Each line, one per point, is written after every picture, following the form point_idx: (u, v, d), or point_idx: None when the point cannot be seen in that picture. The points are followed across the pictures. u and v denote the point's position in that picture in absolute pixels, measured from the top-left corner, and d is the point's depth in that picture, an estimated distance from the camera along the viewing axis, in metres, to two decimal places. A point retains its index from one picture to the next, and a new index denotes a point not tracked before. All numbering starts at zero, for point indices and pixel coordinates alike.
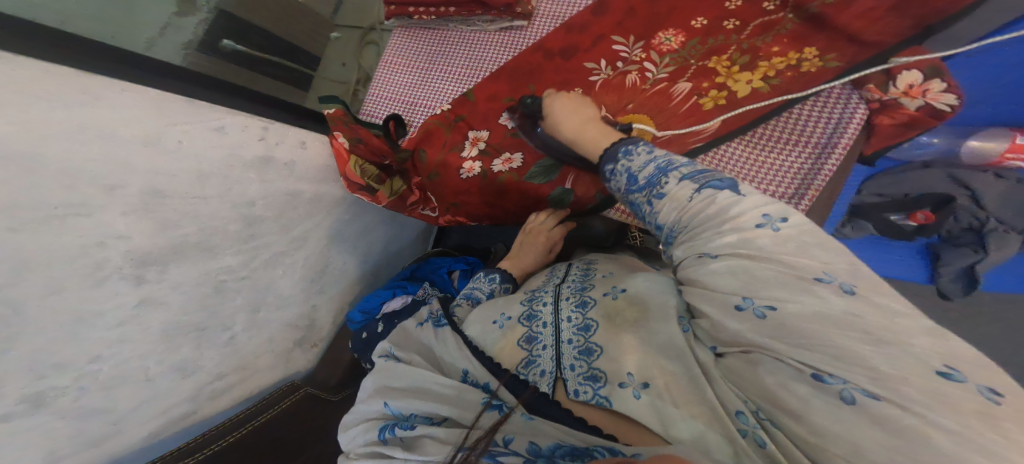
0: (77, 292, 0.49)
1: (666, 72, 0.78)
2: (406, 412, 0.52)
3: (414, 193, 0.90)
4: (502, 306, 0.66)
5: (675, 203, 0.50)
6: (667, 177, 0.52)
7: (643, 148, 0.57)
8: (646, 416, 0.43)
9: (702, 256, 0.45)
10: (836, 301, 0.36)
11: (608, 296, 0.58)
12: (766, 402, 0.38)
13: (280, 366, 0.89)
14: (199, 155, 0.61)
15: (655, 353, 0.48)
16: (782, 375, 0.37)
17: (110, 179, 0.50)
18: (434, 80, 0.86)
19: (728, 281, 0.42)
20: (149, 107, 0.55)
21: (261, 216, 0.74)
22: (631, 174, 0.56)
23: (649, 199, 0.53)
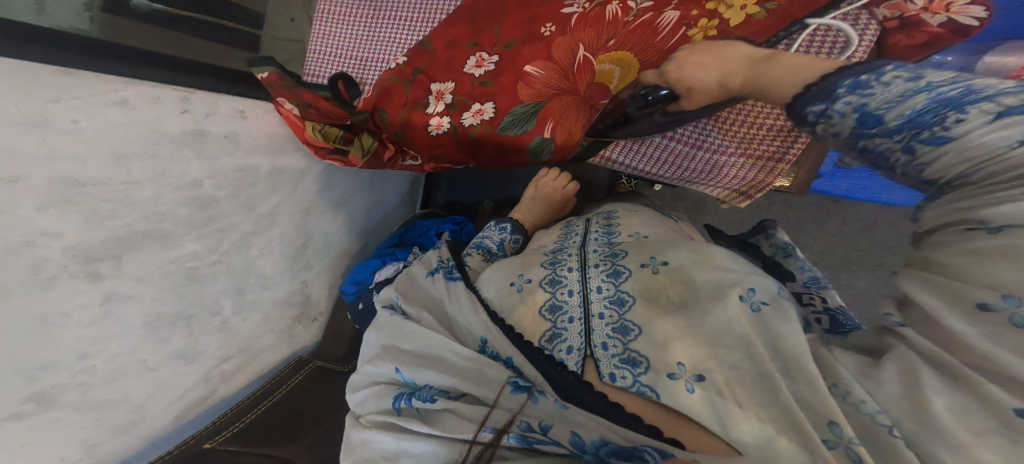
0: (25, 296, 0.42)
1: (649, 1, 0.55)
2: (420, 382, 0.44)
3: (389, 149, 0.70)
4: (518, 266, 0.54)
5: (982, 150, 0.23)
6: (968, 109, 0.23)
7: (884, 73, 0.27)
8: (699, 412, 0.34)
9: (967, 231, 0.24)
10: None
11: (646, 268, 0.45)
12: (913, 421, 0.24)
13: (285, 343, 0.83)
14: (110, 135, 0.47)
15: (705, 339, 0.37)
16: (981, 424, 0.21)
17: (8, 171, 0.39)
18: (381, 29, 0.65)
19: (1003, 271, 0.22)
20: (12, 81, 0.39)
21: (214, 197, 0.61)
22: (864, 113, 0.27)
23: (908, 146, 0.26)
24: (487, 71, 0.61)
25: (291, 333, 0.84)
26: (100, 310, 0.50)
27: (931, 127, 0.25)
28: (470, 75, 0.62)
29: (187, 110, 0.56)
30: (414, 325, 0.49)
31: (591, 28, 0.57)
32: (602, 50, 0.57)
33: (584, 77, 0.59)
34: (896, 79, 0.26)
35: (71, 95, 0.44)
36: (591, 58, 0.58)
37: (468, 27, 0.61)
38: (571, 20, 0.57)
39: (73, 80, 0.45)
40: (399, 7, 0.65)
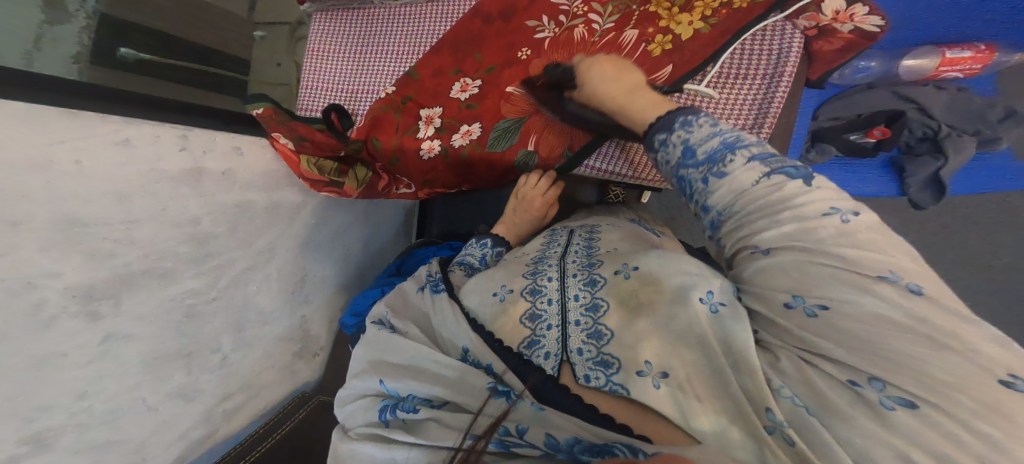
0: (24, 337, 0.42)
1: (611, 21, 0.61)
2: (404, 392, 0.45)
3: (382, 178, 0.73)
4: (501, 277, 0.56)
5: (738, 185, 0.37)
6: (734, 154, 0.38)
7: (699, 119, 0.42)
8: (664, 406, 0.37)
9: (751, 253, 0.37)
10: (902, 302, 0.29)
11: (618, 275, 0.49)
12: (816, 402, 0.31)
13: (286, 380, 0.82)
14: (113, 175, 0.49)
15: (671, 341, 0.40)
16: (846, 397, 0.30)
17: (14, 212, 0.40)
18: (368, 63, 0.70)
19: (783, 279, 0.34)
20: (22, 123, 0.40)
21: (212, 233, 0.62)
22: (687, 146, 0.41)
23: (706, 176, 0.39)
24: (471, 94, 0.64)
25: (291, 369, 0.83)
26: (99, 350, 0.50)
27: (723, 163, 0.39)
28: (456, 100, 0.64)
29: (186, 147, 0.58)
30: (400, 337, 0.51)
31: (562, 49, 0.62)
32: None
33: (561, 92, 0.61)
34: (705, 126, 0.41)
35: (76, 136, 0.45)
36: None
37: (452, 55, 0.65)
38: (543, 44, 0.62)
39: (77, 121, 0.46)
40: (385, 42, 0.69)
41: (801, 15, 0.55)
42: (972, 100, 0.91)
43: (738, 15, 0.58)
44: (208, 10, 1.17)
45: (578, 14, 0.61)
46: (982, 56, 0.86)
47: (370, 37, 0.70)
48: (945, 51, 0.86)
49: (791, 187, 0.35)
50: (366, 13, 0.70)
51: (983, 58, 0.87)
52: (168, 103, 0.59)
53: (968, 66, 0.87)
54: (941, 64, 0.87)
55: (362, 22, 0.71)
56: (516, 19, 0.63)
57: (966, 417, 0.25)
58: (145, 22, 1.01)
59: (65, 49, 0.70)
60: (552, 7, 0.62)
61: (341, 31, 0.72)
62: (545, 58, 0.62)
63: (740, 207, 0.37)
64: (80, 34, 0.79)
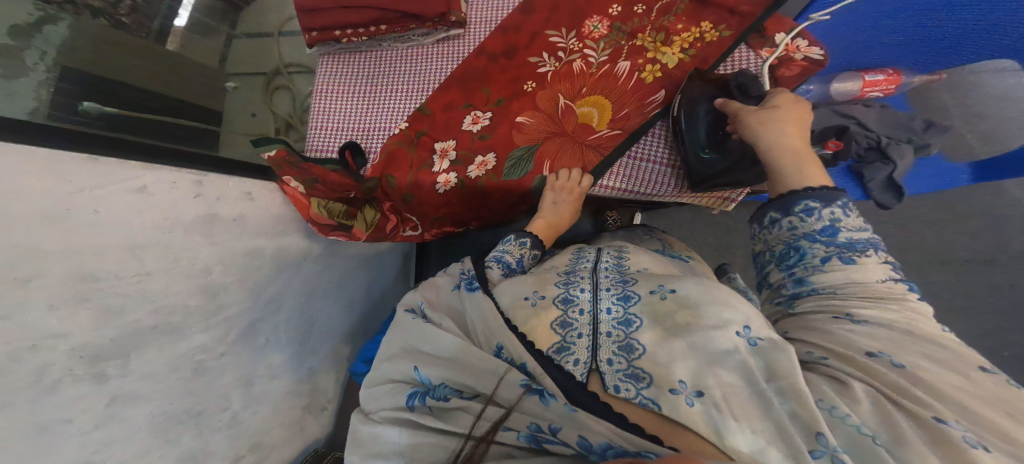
0: (28, 401, 0.39)
1: (605, 55, 0.64)
2: (434, 382, 0.53)
3: (391, 219, 0.70)
4: (534, 280, 0.58)
5: (860, 274, 0.45)
6: (871, 251, 0.46)
7: (852, 210, 0.48)
8: (695, 422, 0.41)
9: (835, 317, 0.45)
10: (990, 386, 0.36)
11: (654, 294, 0.52)
12: (884, 432, 0.36)
13: (296, 437, 0.74)
14: (125, 224, 0.46)
15: (710, 362, 0.44)
16: (924, 435, 0.35)
17: (21, 270, 0.38)
18: (370, 104, 0.68)
19: (869, 340, 0.41)
20: (42, 175, 0.40)
21: (222, 284, 0.59)
22: (834, 225, 0.47)
23: (832, 255, 0.47)
24: (483, 126, 0.64)
25: (302, 425, 0.75)
26: (104, 414, 0.46)
27: (853, 251, 0.46)
28: (469, 132, 0.65)
29: (200, 193, 0.56)
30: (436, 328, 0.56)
31: (565, 81, 0.64)
32: (578, 97, 0.64)
33: (569, 119, 0.64)
34: (853, 218, 0.48)
35: (93, 184, 0.44)
36: (571, 104, 0.64)
37: (461, 90, 0.66)
38: (547, 77, 0.65)
39: (98, 168, 0.45)
40: (391, 80, 0.68)
41: (764, 46, 0.62)
42: (898, 114, 0.89)
43: (710, 46, 0.63)
44: (178, 59, 1.17)
45: (575, 50, 0.65)
46: (895, 77, 0.88)
47: (374, 76, 0.68)
48: (863, 75, 0.88)
49: (907, 294, 0.44)
50: (368, 53, 0.68)
51: (895, 80, 0.89)
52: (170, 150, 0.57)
53: (884, 87, 0.89)
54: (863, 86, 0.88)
55: (364, 62, 0.69)
56: (519, 57, 0.66)
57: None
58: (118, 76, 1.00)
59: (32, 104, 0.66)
60: (550, 44, 0.65)
61: (340, 71, 0.69)
62: (550, 91, 0.64)
63: (845, 292, 0.46)
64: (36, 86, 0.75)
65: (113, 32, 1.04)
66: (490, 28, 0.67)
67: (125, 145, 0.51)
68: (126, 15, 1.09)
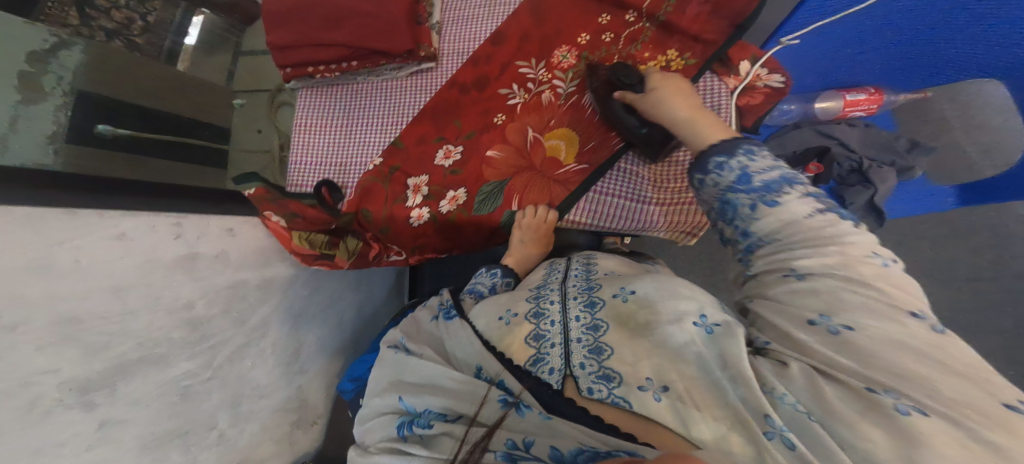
0: (20, 435, 0.42)
1: (574, 85, 0.64)
2: (420, 407, 0.50)
3: (374, 246, 0.71)
4: (506, 301, 0.60)
5: (789, 216, 0.44)
6: (791, 188, 0.45)
7: (762, 150, 0.48)
8: (664, 417, 0.43)
9: (784, 276, 0.43)
10: (923, 334, 0.35)
11: (616, 298, 0.54)
12: (818, 407, 0.36)
13: (284, 452, 0.78)
14: (106, 270, 0.50)
15: (671, 359, 0.46)
16: (858, 407, 0.35)
17: (9, 317, 0.41)
18: (347, 136, 0.69)
19: (812, 300, 0.40)
20: (24, 230, 0.42)
21: (205, 316, 0.62)
22: (746, 172, 0.47)
23: (757, 202, 0.45)
24: (455, 161, 0.65)
25: (290, 440, 0.79)
26: (95, 437, 0.49)
27: (776, 192, 0.45)
28: (441, 167, 0.65)
29: (180, 235, 0.59)
30: (417, 358, 0.55)
31: (534, 113, 0.64)
32: (547, 129, 0.63)
33: (537, 153, 0.64)
34: (767, 159, 0.47)
35: (74, 235, 0.47)
36: (540, 137, 0.64)
37: (433, 123, 0.66)
38: (516, 109, 0.65)
39: (77, 220, 0.48)
40: (366, 113, 0.69)
41: (729, 75, 0.62)
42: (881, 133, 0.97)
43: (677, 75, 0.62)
44: (195, 93, 1.19)
45: (544, 80, 0.65)
46: (876, 97, 0.98)
47: (349, 108, 0.69)
48: (845, 94, 0.98)
49: (846, 225, 0.42)
50: (342, 86, 0.70)
51: (877, 99, 0.99)
52: (156, 190, 0.60)
53: (866, 106, 0.98)
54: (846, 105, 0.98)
55: (339, 95, 0.70)
56: (489, 88, 0.66)
57: (971, 424, 0.30)
58: (133, 99, 1.01)
59: (30, 141, 0.69)
60: (519, 75, 0.65)
61: (317, 105, 0.70)
62: (518, 123, 0.64)
63: (787, 238, 0.43)
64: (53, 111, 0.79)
65: (132, 62, 1.06)
66: (461, 60, 0.67)
67: (105, 187, 0.54)
68: (139, 36, 1.16)
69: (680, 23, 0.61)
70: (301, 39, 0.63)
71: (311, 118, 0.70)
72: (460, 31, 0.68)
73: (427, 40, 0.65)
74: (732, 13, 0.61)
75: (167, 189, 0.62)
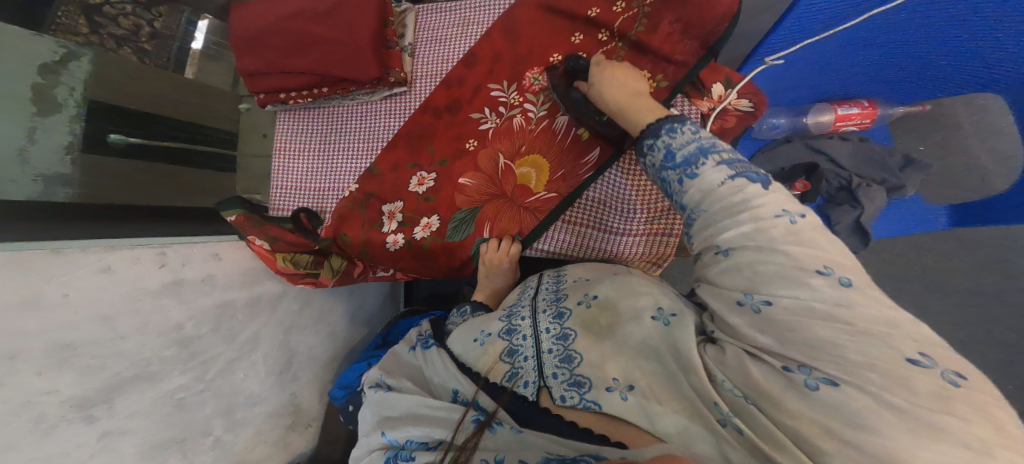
0: (27, 448, 0.47)
1: (544, 109, 0.63)
2: (401, 439, 0.49)
3: (358, 264, 0.73)
4: (479, 322, 0.59)
5: (705, 187, 0.44)
6: (707, 158, 0.44)
7: (683, 124, 0.48)
8: (631, 415, 0.43)
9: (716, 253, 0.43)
10: (831, 294, 0.35)
11: (582, 305, 0.55)
12: (752, 391, 0.37)
13: (279, 453, 0.83)
14: (96, 300, 0.54)
15: (633, 357, 0.47)
16: (780, 383, 0.35)
17: (9, 347, 0.45)
18: (326, 160, 0.71)
19: (736, 278, 0.40)
20: (12, 271, 0.47)
21: (196, 334, 0.66)
22: (668, 150, 0.47)
23: (681, 177, 0.46)
24: (428, 187, 0.66)
25: (284, 442, 0.84)
26: (97, 446, 0.54)
27: (695, 165, 0.45)
28: (414, 193, 0.67)
29: (165, 263, 0.63)
30: (396, 393, 0.54)
31: (505, 138, 0.64)
32: (517, 156, 0.64)
33: (507, 180, 0.64)
34: (687, 133, 0.47)
35: (60, 272, 0.51)
36: (510, 164, 0.64)
37: (407, 149, 0.68)
38: (487, 134, 0.65)
39: (61, 258, 0.52)
40: (343, 137, 0.70)
41: (702, 99, 0.62)
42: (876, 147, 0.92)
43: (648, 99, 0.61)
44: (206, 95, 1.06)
45: (515, 104, 0.64)
46: (869, 111, 0.90)
47: (328, 132, 0.71)
48: (837, 108, 0.91)
49: (764, 190, 0.41)
50: (320, 109, 0.71)
51: (870, 113, 0.91)
52: (132, 231, 0.63)
53: (858, 121, 0.91)
54: (835, 119, 0.91)
55: (319, 119, 0.71)
56: (461, 111, 0.66)
57: (874, 389, 0.31)
58: (145, 108, 0.93)
59: (38, 165, 0.73)
60: (492, 99, 0.65)
61: (298, 129, 0.72)
62: (489, 149, 0.64)
63: (707, 211, 0.43)
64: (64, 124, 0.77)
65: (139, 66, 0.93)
66: (434, 82, 0.67)
67: (83, 234, 0.57)
68: None
69: (650, 43, 0.61)
70: (271, 66, 0.64)
71: (292, 142, 0.72)
72: (432, 52, 0.68)
73: (396, 65, 0.65)
74: (703, 34, 0.60)
75: (147, 228, 0.67)
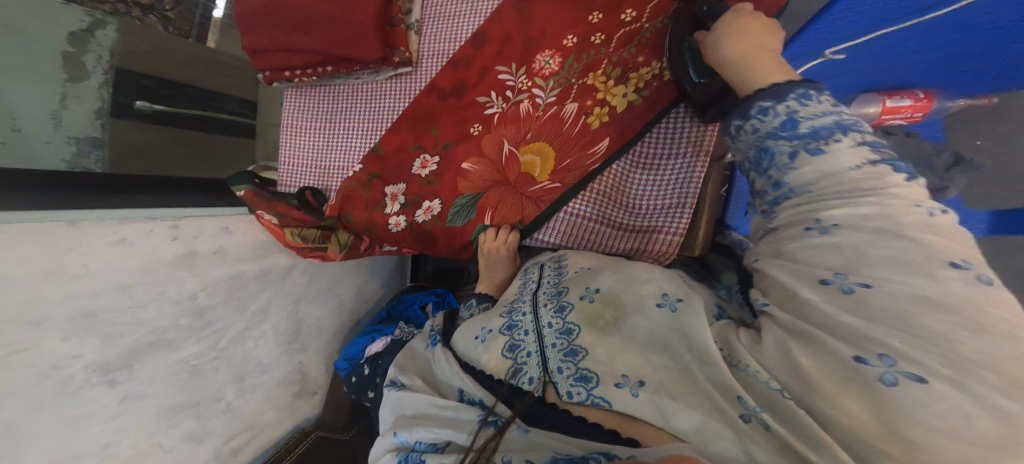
0: (56, 406, 0.52)
1: (553, 96, 0.60)
2: (411, 441, 0.46)
3: (364, 239, 0.75)
4: (480, 321, 0.56)
5: (831, 166, 0.35)
6: (845, 135, 0.35)
7: (823, 93, 0.38)
8: (644, 412, 0.38)
9: (805, 229, 0.35)
10: (960, 289, 0.27)
11: (585, 298, 0.49)
12: (796, 381, 0.32)
13: (287, 417, 0.89)
14: (114, 271, 0.56)
15: (640, 351, 0.43)
16: (841, 373, 0.30)
17: (34, 315, 0.49)
18: (333, 139, 0.71)
19: (830, 256, 0.32)
20: (35, 243, 0.49)
21: (209, 305, 0.69)
22: (792, 116, 0.38)
23: (798, 149, 0.37)
24: (431, 171, 0.66)
25: (292, 407, 0.89)
26: (119, 408, 0.59)
27: (824, 140, 0.36)
28: (418, 176, 0.66)
29: (177, 236, 0.65)
30: (407, 393, 0.52)
31: (511, 124, 0.62)
32: (523, 143, 0.62)
33: (512, 168, 0.63)
34: (823, 103, 0.37)
35: (80, 242, 0.53)
36: (515, 151, 0.62)
37: (411, 132, 0.67)
38: (493, 119, 0.63)
39: (82, 231, 0.54)
40: (348, 116, 0.70)
41: None
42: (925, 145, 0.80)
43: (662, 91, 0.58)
44: (221, 65, 1.09)
45: (524, 89, 0.62)
46: (924, 103, 0.80)
47: (334, 111, 0.71)
48: (885, 99, 0.81)
49: (904, 185, 0.32)
50: (326, 87, 0.71)
51: (924, 106, 0.81)
52: (148, 202, 0.65)
53: (910, 114, 0.81)
54: (884, 112, 0.82)
55: (325, 96, 0.71)
56: (468, 94, 0.64)
57: (983, 390, 0.24)
58: (163, 76, 0.96)
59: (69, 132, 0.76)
60: (499, 82, 0.62)
61: (305, 106, 0.72)
62: (494, 135, 0.63)
63: (821, 194, 0.35)
64: (97, 88, 0.83)
65: (161, 35, 0.96)
66: (440, 63, 0.65)
67: (103, 203, 0.59)
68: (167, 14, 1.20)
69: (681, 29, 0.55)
70: (274, 44, 0.64)
71: (300, 119, 0.73)
72: (439, 29, 0.65)
73: (402, 45, 0.64)
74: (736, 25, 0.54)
75: (165, 195, 0.69)
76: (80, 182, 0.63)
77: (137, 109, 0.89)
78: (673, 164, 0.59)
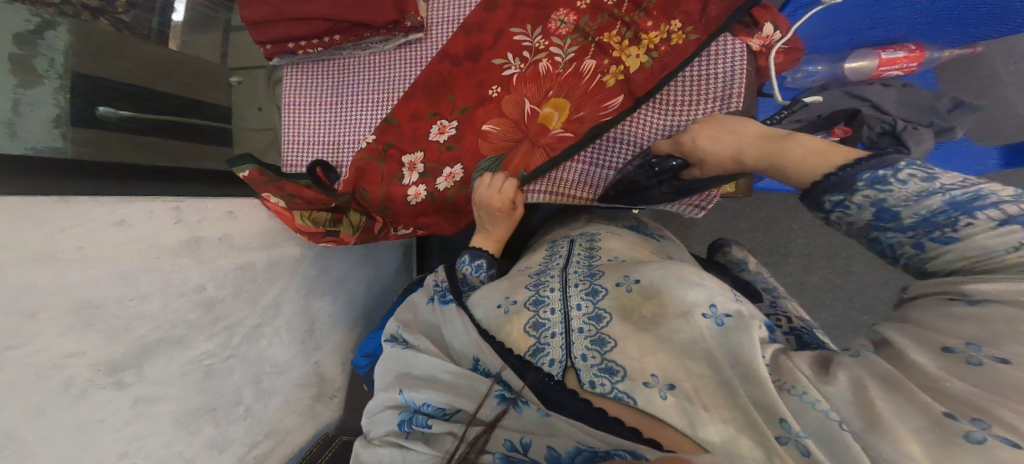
0: (62, 411, 0.46)
1: (572, 53, 0.61)
2: (418, 403, 0.46)
3: (377, 220, 0.72)
4: (505, 288, 0.53)
5: (971, 250, 0.32)
6: (966, 215, 0.32)
7: (901, 171, 0.36)
8: (672, 417, 0.37)
9: (950, 299, 0.33)
10: None
11: (620, 286, 0.46)
12: (862, 420, 0.31)
13: (309, 423, 0.83)
14: (113, 256, 0.52)
15: (674, 354, 0.40)
16: (917, 424, 0.29)
17: (27, 304, 0.43)
18: (345, 112, 0.71)
19: (969, 327, 0.30)
20: (22, 219, 0.44)
21: (218, 297, 0.65)
22: (881, 208, 0.36)
23: (920, 241, 0.35)
24: (450, 136, 0.66)
25: (313, 412, 0.84)
26: (132, 413, 0.53)
27: (942, 225, 0.33)
28: (436, 143, 0.66)
29: (180, 219, 0.62)
30: (414, 352, 0.51)
31: (530, 84, 0.63)
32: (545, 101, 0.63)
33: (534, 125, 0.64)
34: (912, 183, 0.35)
35: (74, 223, 0.49)
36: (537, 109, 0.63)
37: (426, 99, 0.68)
38: (512, 80, 0.64)
39: (73, 209, 0.50)
40: (358, 89, 0.70)
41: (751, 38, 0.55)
42: (920, 94, 0.91)
43: (675, 52, 0.56)
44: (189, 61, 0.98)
45: (541, 48, 0.63)
46: (915, 54, 0.95)
47: (340, 86, 0.71)
48: (880, 53, 0.95)
49: None
50: (335, 60, 0.71)
51: (916, 56, 0.96)
52: (142, 187, 0.61)
53: (905, 65, 0.96)
54: (880, 64, 0.96)
55: (333, 69, 0.71)
56: (483, 58, 0.65)
57: None
58: (125, 78, 0.84)
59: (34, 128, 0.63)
60: (515, 43, 0.63)
61: (313, 81, 0.72)
62: (514, 95, 0.64)
63: (971, 283, 0.32)
64: (57, 94, 0.69)
65: (113, 34, 0.83)
66: (452, 28, 0.66)
67: (96, 187, 0.55)
68: None
69: None
70: (275, 14, 0.63)
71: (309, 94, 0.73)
72: None
73: (412, 9, 0.63)
74: None
75: (159, 181, 0.65)
76: (65, 165, 0.56)
77: (102, 116, 0.76)
78: (697, 112, 0.58)
